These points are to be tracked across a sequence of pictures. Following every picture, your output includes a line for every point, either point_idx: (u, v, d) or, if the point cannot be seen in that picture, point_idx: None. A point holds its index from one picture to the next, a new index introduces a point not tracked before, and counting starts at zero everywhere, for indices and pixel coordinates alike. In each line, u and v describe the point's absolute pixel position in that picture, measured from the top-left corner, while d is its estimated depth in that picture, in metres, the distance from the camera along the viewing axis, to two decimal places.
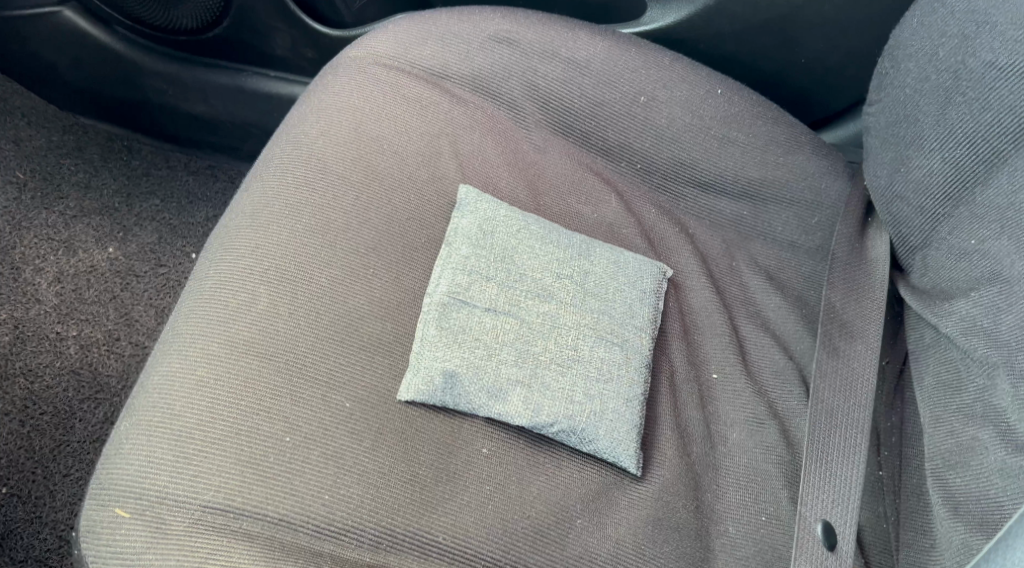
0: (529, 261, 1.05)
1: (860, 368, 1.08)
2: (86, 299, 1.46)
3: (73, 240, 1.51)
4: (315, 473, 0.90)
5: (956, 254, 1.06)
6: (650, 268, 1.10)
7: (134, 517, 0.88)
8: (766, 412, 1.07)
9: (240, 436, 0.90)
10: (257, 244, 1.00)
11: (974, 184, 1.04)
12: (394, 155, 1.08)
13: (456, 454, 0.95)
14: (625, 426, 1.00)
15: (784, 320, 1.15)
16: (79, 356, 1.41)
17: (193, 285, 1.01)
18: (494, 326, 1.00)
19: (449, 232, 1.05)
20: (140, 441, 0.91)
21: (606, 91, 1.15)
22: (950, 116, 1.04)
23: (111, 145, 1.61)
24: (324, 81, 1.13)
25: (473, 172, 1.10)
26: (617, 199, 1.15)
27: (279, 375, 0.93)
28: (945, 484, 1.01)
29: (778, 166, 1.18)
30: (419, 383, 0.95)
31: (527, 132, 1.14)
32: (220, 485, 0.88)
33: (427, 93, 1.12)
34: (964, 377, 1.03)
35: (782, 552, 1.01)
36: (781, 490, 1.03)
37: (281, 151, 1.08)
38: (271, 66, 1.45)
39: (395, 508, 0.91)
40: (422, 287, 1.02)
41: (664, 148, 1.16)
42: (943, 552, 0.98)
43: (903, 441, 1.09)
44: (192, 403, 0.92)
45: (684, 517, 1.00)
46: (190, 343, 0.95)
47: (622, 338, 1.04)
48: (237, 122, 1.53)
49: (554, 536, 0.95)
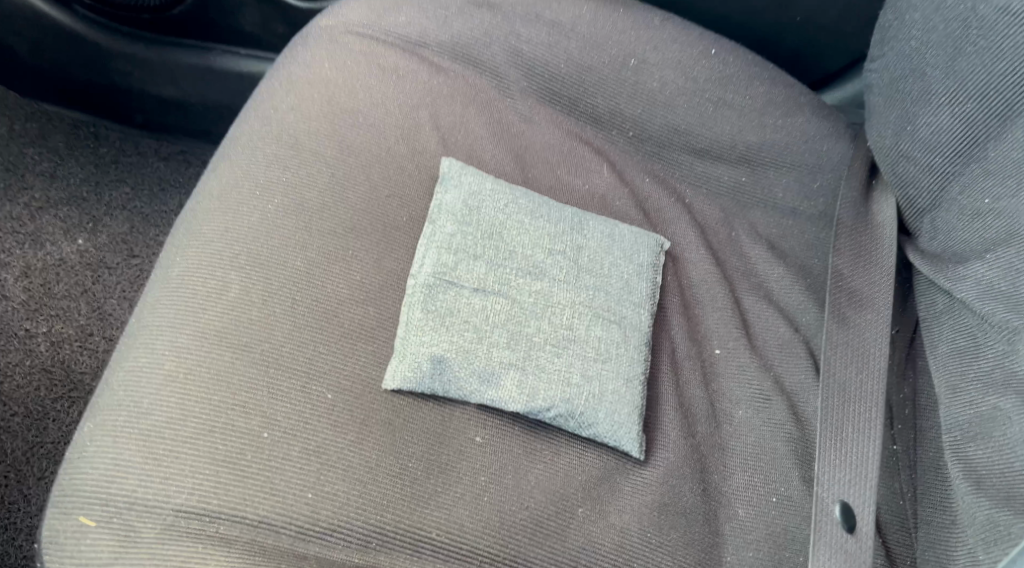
0: (519, 237, 0.98)
1: (872, 339, 1.02)
2: (56, 293, 1.39)
3: (40, 232, 1.44)
4: (297, 470, 0.84)
5: (969, 213, 1.00)
6: (647, 241, 1.04)
7: (101, 525, 0.81)
8: (774, 388, 1.01)
9: (215, 433, 0.84)
10: (227, 228, 0.94)
11: (986, 139, 0.99)
12: (370, 129, 1.01)
13: (447, 444, 0.89)
14: (627, 408, 0.94)
15: (789, 291, 1.09)
16: (50, 354, 1.34)
17: (158, 274, 0.94)
18: (484, 307, 0.94)
19: (433, 209, 0.98)
20: (106, 443, 0.84)
21: (594, 55, 1.09)
22: (960, 67, 0.99)
23: (76, 132, 1.53)
24: (294, 52, 1.07)
25: (456, 144, 1.04)
26: (609, 168, 1.09)
27: (254, 366, 0.87)
28: (965, 458, 0.95)
29: (777, 130, 1.12)
30: (406, 369, 0.89)
31: (513, 101, 1.08)
32: (194, 487, 0.82)
33: (404, 61, 1.06)
34: (982, 344, 0.97)
35: (796, 535, 0.96)
36: (791, 469, 0.98)
37: (249, 127, 1.01)
38: (242, 43, 1.39)
39: (384, 504, 0.85)
40: (405, 268, 0.96)
41: (657, 114, 1.10)
42: (966, 529, 0.93)
43: (917, 413, 1.03)
44: (161, 400, 0.85)
45: (692, 502, 0.95)
46: (158, 336, 0.89)
47: (619, 316, 0.98)
48: (208, 103, 1.46)
49: (555, 527, 0.89)
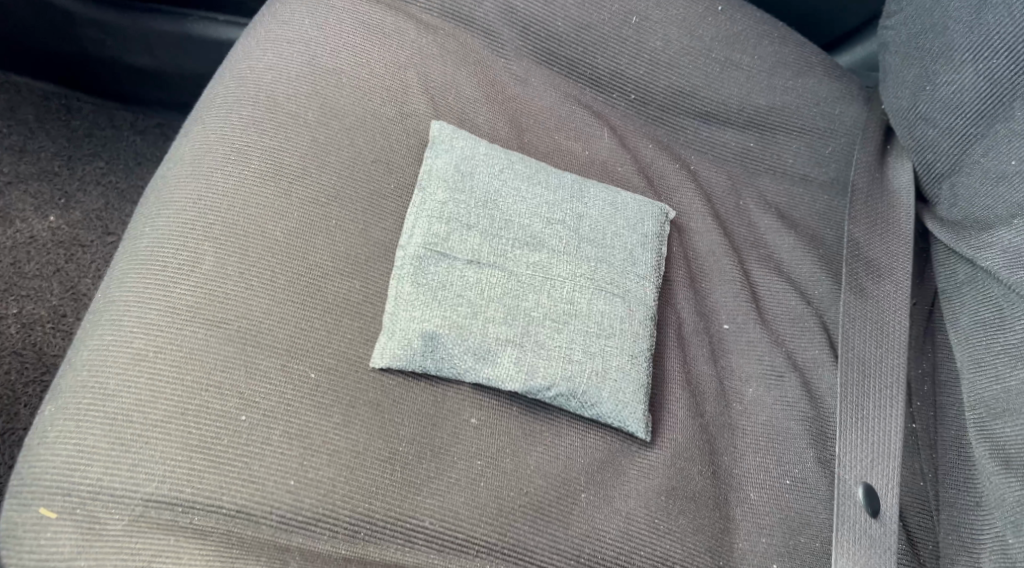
0: (516, 205, 0.92)
1: (891, 312, 0.97)
2: (27, 273, 1.33)
3: (9, 209, 1.37)
4: (277, 455, 0.78)
5: (993, 177, 0.94)
6: (651, 210, 0.97)
7: (63, 517, 0.75)
8: (786, 364, 0.95)
9: (188, 417, 0.78)
10: (200, 196, 0.87)
11: (1011, 98, 0.93)
12: (354, 90, 0.94)
13: (441, 427, 0.83)
14: (632, 387, 0.88)
15: (800, 262, 1.02)
16: (21, 336, 1.28)
17: (127, 245, 0.87)
18: (478, 280, 0.87)
19: (423, 175, 0.92)
20: (68, 428, 0.78)
21: (593, 11, 1.02)
22: (985, 20, 0.93)
23: (47, 105, 1.46)
24: (271, 9, 1.00)
25: (446, 106, 0.97)
26: (610, 133, 1.02)
27: (230, 345, 0.81)
28: (992, 436, 0.89)
29: (787, 91, 1.06)
30: (395, 347, 0.83)
31: (507, 61, 1.02)
32: (165, 475, 0.76)
33: (391, 19, 0.99)
34: (1008, 315, 0.91)
35: (811, 520, 0.90)
36: (806, 450, 0.92)
37: (224, 90, 0.94)
38: (219, 9, 1.32)
39: (374, 491, 0.79)
40: (393, 239, 0.89)
41: (660, 75, 1.04)
42: (993, 510, 0.87)
43: (937, 389, 0.97)
44: (129, 381, 0.79)
45: (701, 485, 0.89)
46: (126, 312, 0.82)
47: (623, 288, 0.91)
48: (185, 73, 1.40)
49: (556, 513, 0.84)
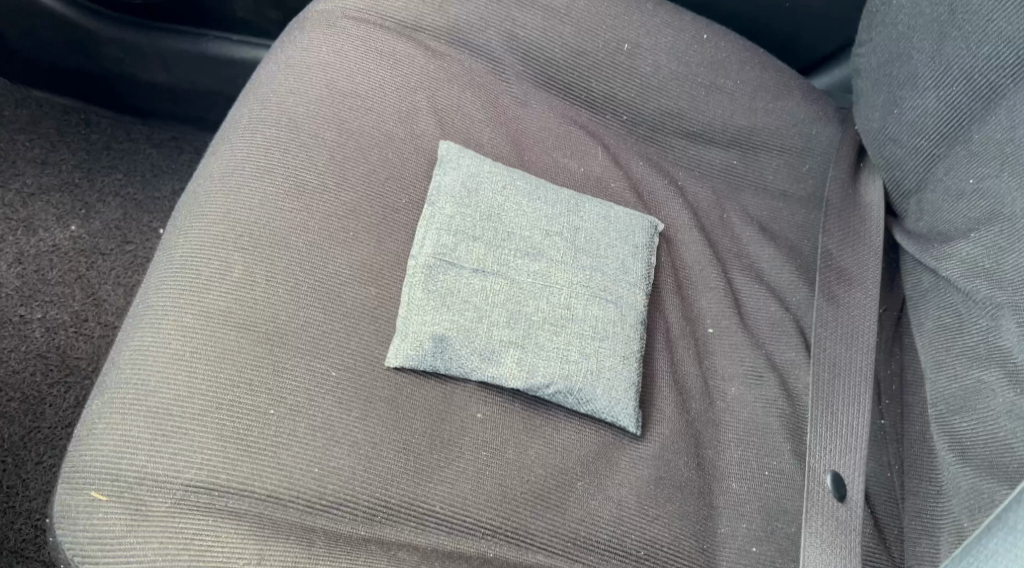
0: (517, 218, 1.00)
1: (861, 316, 1.05)
2: (50, 280, 1.40)
3: (33, 219, 1.45)
4: (303, 446, 0.86)
5: (954, 195, 1.03)
6: (641, 223, 1.05)
7: (112, 499, 0.83)
8: (765, 365, 1.04)
9: (222, 410, 0.86)
10: (229, 210, 0.96)
11: (970, 123, 1.02)
12: (369, 112, 1.03)
13: (449, 421, 0.91)
14: (624, 385, 0.96)
15: (779, 271, 1.11)
16: (45, 339, 1.35)
17: (163, 255, 0.96)
18: (482, 287, 0.96)
19: (432, 191, 1.00)
20: (114, 420, 0.86)
21: (588, 39, 1.11)
22: (945, 52, 1.02)
23: (67, 119, 1.54)
24: (291, 37, 1.08)
25: (453, 127, 1.06)
26: (604, 151, 1.11)
27: (259, 346, 0.89)
28: (951, 430, 0.98)
29: (767, 113, 1.15)
30: (408, 348, 0.91)
31: (508, 85, 1.10)
32: (203, 462, 0.84)
33: (402, 45, 1.07)
34: (966, 320, 1.00)
35: (787, 507, 0.98)
36: (783, 443, 1.00)
37: (249, 112, 1.03)
38: (234, 29, 1.40)
39: (389, 479, 0.87)
40: (405, 251, 0.98)
41: (651, 98, 1.13)
42: (951, 498, 0.96)
43: (904, 389, 1.06)
44: (169, 378, 0.87)
45: (686, 475, 0.97)
46: (164, 316, 0.90)
47: (616, 294, 1.00)
48: (200, 89, 1.48)
49: (555, 499, 0.92)
